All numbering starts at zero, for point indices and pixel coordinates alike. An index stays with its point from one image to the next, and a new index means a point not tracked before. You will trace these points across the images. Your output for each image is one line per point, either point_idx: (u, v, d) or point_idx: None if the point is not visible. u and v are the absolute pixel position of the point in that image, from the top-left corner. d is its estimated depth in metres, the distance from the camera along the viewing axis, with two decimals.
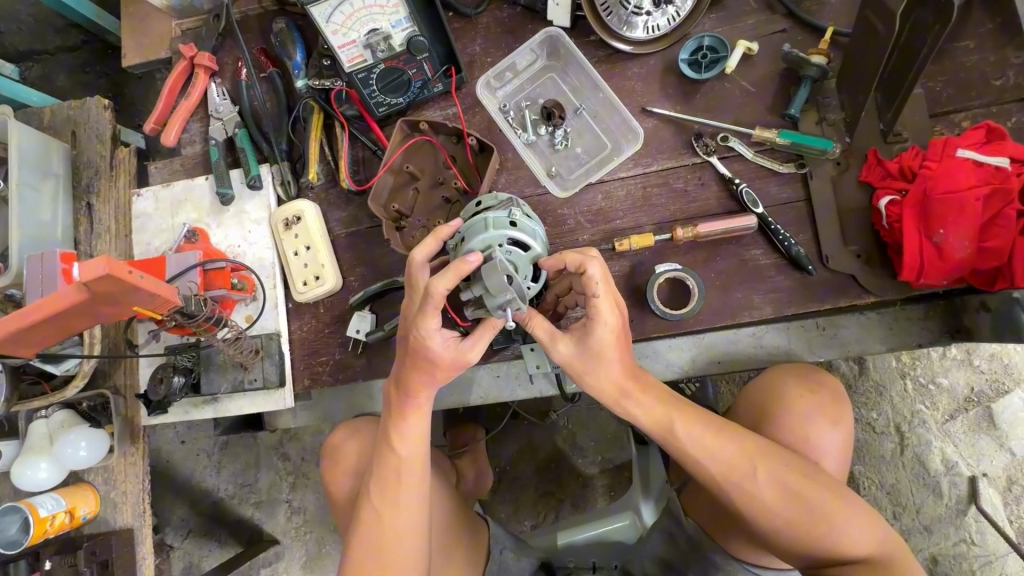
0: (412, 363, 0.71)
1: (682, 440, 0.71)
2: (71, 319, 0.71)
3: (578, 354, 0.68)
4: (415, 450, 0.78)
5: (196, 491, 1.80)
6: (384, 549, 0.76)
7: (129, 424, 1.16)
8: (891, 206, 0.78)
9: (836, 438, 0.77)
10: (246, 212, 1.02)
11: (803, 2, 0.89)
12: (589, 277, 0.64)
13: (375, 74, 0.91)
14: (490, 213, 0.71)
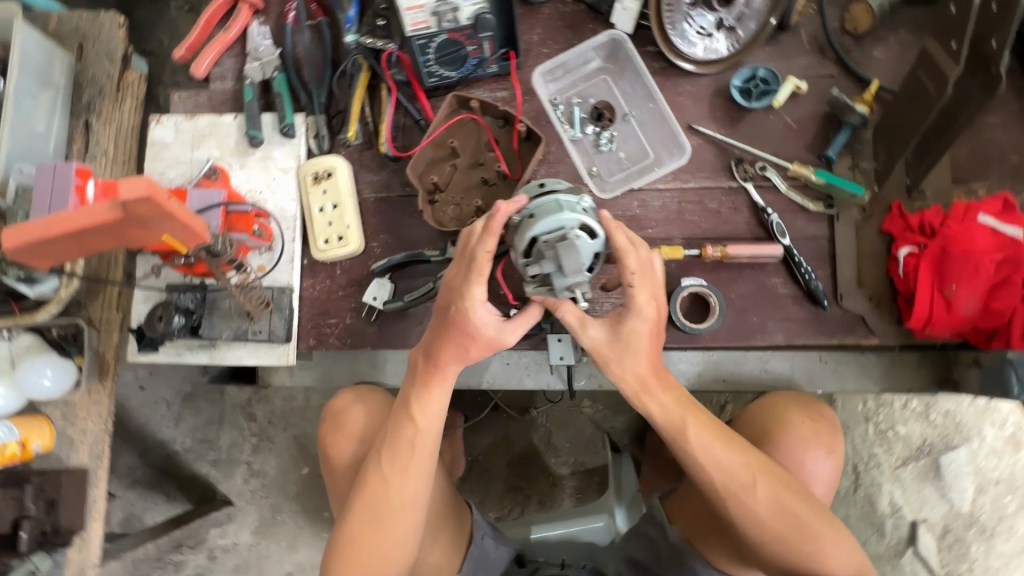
0: (455, 334, 0.72)
1: (691, 445, 0.72)
2: (84, 241, 0.66)
3: (608, 340, 0.69)
4: (433, 428, 0.80)
5: (149, 439, 1.73)
6: (385, 517, 0.79)
7: (101, 358, 1.09)
8: (909, 257, 0.83)
9: (828, 465, 0.81)
10: (273, 159, 0.98)
11: (852, 53, 0.93)
12: (626, 263, 0.65)
13: (435, 43, 0.90)
14: (561, 195, 0.67)
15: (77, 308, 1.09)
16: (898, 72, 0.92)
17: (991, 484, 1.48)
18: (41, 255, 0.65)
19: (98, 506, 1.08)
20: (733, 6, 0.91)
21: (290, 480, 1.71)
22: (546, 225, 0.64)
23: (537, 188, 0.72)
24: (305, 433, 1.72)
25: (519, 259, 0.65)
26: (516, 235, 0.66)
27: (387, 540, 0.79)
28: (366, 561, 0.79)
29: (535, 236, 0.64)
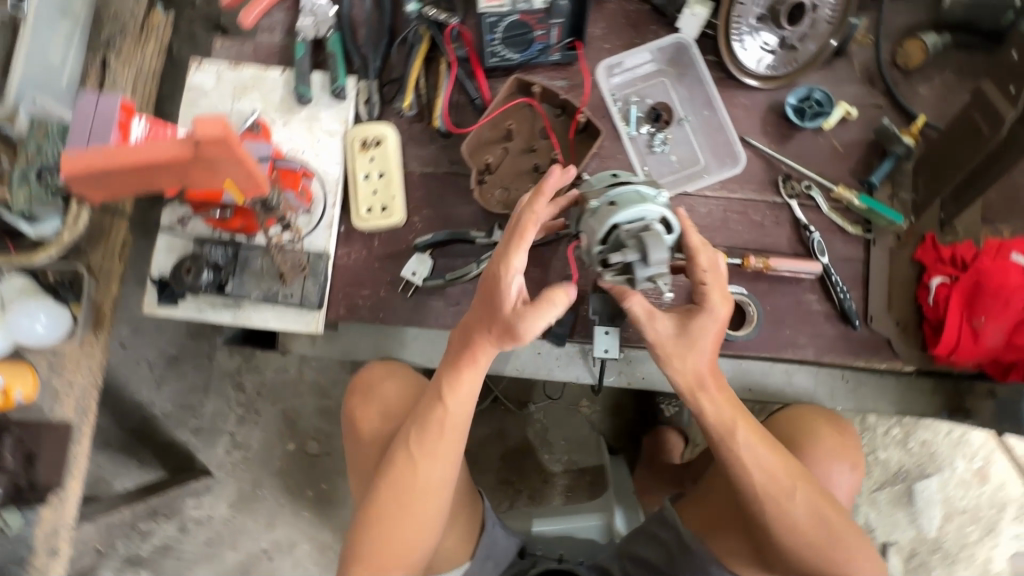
0: (495, 311, 0.72)
1: (738, 446, 0.76)
2: (139, 179, 0.61)
3: (674, 335, 0.75)
4: (465, 409, 0.78)
5: (124, 402, 1.58)
6: (409, 495, 0.78)
7: (98, 310, 1.04)
8: (941, 287, 0.87)
9: (854, 482, 0.84)
10: (320, 120, 0.95)
11: (900, 87, 0.96)
12: (699, 264, 0.71)
13: (505, 23, 0.88)
14: (640, 187, 0.69)
15: (73, 255, 1.04)
16: (942, 110, 0.96)
17: (958, 513, 1.55)
18: (99, 187, 0.60)
19: (78, 462, 1.02)
20: (800, 25, 0.92)
21: (274, 455, 1.65)
22: (628, 214, 0.65)
23: (609, 177, 0.74)
24: (294, 408, 1.66)
25: (596, 245, 0.67)
26: (594, 221, 0.68)
27: (410, 520, 0.78)
28: (389, 541, 0.77)
29: (616, 224, 0.65)
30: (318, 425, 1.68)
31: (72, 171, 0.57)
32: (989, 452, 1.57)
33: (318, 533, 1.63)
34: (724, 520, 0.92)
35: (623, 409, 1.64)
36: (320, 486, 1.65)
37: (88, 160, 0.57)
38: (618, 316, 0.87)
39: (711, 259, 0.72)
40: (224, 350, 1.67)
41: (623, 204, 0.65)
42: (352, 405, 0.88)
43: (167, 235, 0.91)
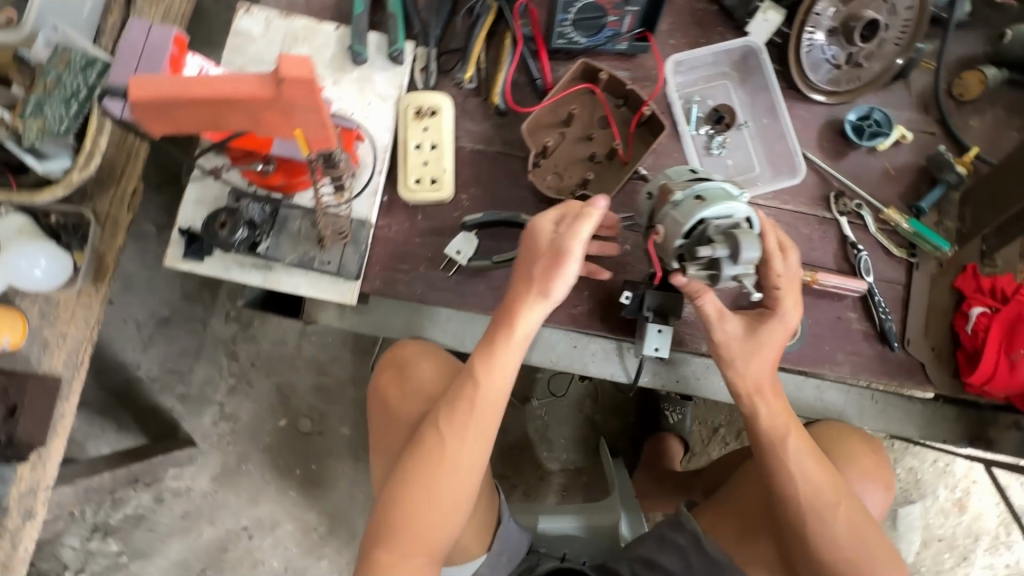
0: (535, 274, 0.72)
1: (788, 455, 0.79)
2: (209, 117, 0.57)
3: (742, 337, 0.80)
4: (503, 388, 0.76)
5: (105, 361, 1.44)
6: (435, 471, 0.73)
7: (100, 260, 0.96)
8: (980, 317, 0.88)
9: (880, 499, 0.91)
10: (372, 82, 0.90)
11: (953, 117, 0.97)
12: (775, 270, 0.76)
13: (580, 4, 0.84)
14: (724, 185, 0.73)
15: (77, 197, 0.95)
16: (992, 144, 0.97)
17: (935, 540, 1.59)
18: (168, 118, 0.56)
19: (63, 421, 0.93)
20: (872, 42, 0.91)
21: (264, 430, 1.50)
22: (718, 211, 0.69)
23: (689, 171, 0.77)
24: (289, 382, 1.52)
25: (681, 237, 0.70)
26: (679, 214, 0.71)
27: (434, 499, 0.73)
28: (412, 519, 0.73)
29: (704, 219, 0.69)
30: (313, 403, 1.52)
31: (144, 96, 0.53)
32: (970, 483, 1.61)
33: (303, 513, 1.49)
34: (749, 533, 0.93)
35: (625, 410, 1.57)
36: (311, 465, 1.50)
37: (160, 87, 0.53)
38: (671, 315, 0.86)
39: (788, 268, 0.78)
40: (220, 315, 1.50)
41: (713, 202, 0.69)
42: (383, 380, 0.87)
43: (199, 181, 0.86)
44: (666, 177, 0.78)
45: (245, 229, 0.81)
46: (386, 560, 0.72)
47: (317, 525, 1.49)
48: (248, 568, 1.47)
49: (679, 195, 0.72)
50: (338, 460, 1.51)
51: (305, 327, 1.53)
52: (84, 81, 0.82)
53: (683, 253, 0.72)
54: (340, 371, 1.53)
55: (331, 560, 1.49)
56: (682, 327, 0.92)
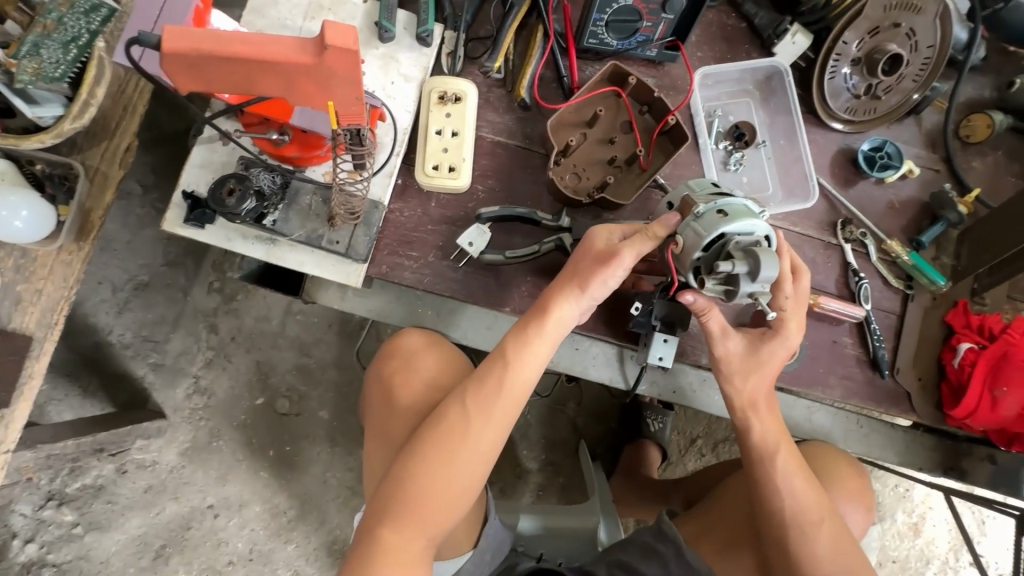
0: (578, 274, 0.75)
1: (776, 470, 0.80)
2: (238, 77, 0.54)
3: (743, 353, 0.81)
4: (532, 378, 0.77)
5: (76, 323, 1.36)
6: (451, 452, 0.73)
7: (87, 216, 0.90)
8: (969, 352, 0.91)
9: (860, 519, 0.94)
10: (397, 61, 0.88)
11: (958, 156, 1.00)
12: (783, 292, 0.77)
13: (617, 5, 0.84)
14: (747, 201, 0.74)
15: (66, 149, 0.90)
16: (991, 187, 1.00)
17: (890, 562, 1.65)
18: (198, 75, 0.54)
19: (29, 383, 0.87)
20: (892, 76, 0.93)
21: (239, 407, 1.45)
22: (740, 226, 0.70)
23: (711, 184, 0.78)
24: (269, 359, 1.47)
25: (701, 250, 0.71)
26: (700, 226, 0.71)
27: (445, 481, 0.72)
28: (419, 499, 0.72)
29: (725, 233, 0.70)
30: (293, 383, 1.48)
31: (177, 49, 0.50)
32: (926, 509, 1.68)
33: (273, 496, 1.44)
34: (731, 548, 0.94)
35: (607, 415, 1.57)
36: (285, 447, 1.46)
37: (194, 40, 0.51)
38: (677, 326, 0.87)
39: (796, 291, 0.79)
40: (203, 284, 1.45)
41: (733, 216, 0.70)
42: (387, 370, 0.87)
43: (207, 144, 0.83)
44: (687, 188, 0.78)
45: (254, 200, 0.77)
46: (388, 542, 0.70)
47: (287, 508, 1.45)
48: (211, 548, 1.41)
49: (700, 207, 0.72)
50: (314, 443, 1.47)
51: (291, 306, 1.48)
52: (87, 26, 0.81)
53: (701, 265, 0.73)
54: (323, 353, 1.49)
55: (298, 546, 1.44)
56: (685, 339, 0.92)
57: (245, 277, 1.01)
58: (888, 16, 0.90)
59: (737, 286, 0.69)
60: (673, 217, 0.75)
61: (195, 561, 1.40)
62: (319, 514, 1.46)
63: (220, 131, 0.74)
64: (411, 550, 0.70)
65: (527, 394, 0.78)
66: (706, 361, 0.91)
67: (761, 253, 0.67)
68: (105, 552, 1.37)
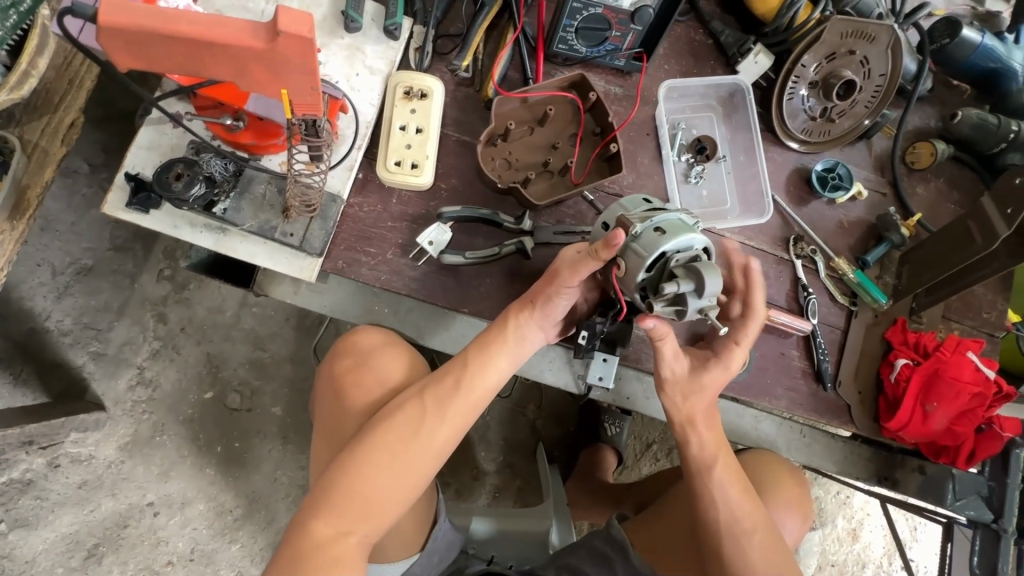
0: (536, 287, 0.77)
1: (713, 481, 0.82)
2: (182, 58, 0.52)
3: (686, 375, 0.83)
4: (493, 385, 0.78)
5: (10, 307, 1.28)
6: (401, 450, 0.72)
7: (21, 193, 0.85)
8: (904, 367, 0.95)
9: (798, 529, 0.97)
10: (363, 53, 0.86)
11: (903, 181, 1.05)
12: (744, 330, 0.81)
13: (586, 13, 0.84)
14: (681, 214, 0.75)
15: (3, 121, 0.85)
16: (932, 212, 1.05)
17: (829, 565, 1.72)
18: (139, 54, 0.51)
19: None
20: (846, 101, 0.97)
21: (186, 401, 1.39)
22: (679, 243, 0.71)
23: (643, 202, 0.79)
24: (220, 352, 1.41)
25: (645, 271, 0.72)
26: (641, 247, 0.72)
27: (390, 479, 0.71)
28: (361, 494, 0.70)
29: (665, 252, 0.72)
30: (245, 377, 1.42)
31: (115, 23, 0.48)
32: (864, 515, 1.76)
33: (219, 494, 1.39)
34: (675, 552, 0.96)
35: (566, 419, 1.58)
36: (234, 444, 1.41)
37: (134, 15, 0.48)
38: (616, 346, 0.89)
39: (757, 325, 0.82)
40: (152, 271, 1.38)
41: (671, 232, 0.71)
42: (339, 368, 0.85)
43: (157, 124, 0.79)
44: (621, 207, 0.79)
45: (203, 185, 0.75)
46: (324, 539, 0.68)
47: (233, 507, 1.39)
48: (149, 548, 1.34)
49: (640, 225, 0.73)
50: (265, 440, 1.42)
51: (247, 297, 1.43)
52: None
53: (646, 286, 0.74)
54: (279, 347, 1.44)
55: (243, 546, 1.39)
56: (636, 345, 0.93)
57: (193, 266, 0.97)
58: (845, 43, 0.93)
59: (684, 305, 0.71)
60: (621, 235, 0.68)
61: (131, 561, 1.33)
62: (267, 513, 1.41)
63: (168, 114, 0.70)
64: (346, 546, 0.69)
65: (484, 401, 0.78)
66: None
67: (701, 271, 0.69)
68: (31, 550, 1.29)
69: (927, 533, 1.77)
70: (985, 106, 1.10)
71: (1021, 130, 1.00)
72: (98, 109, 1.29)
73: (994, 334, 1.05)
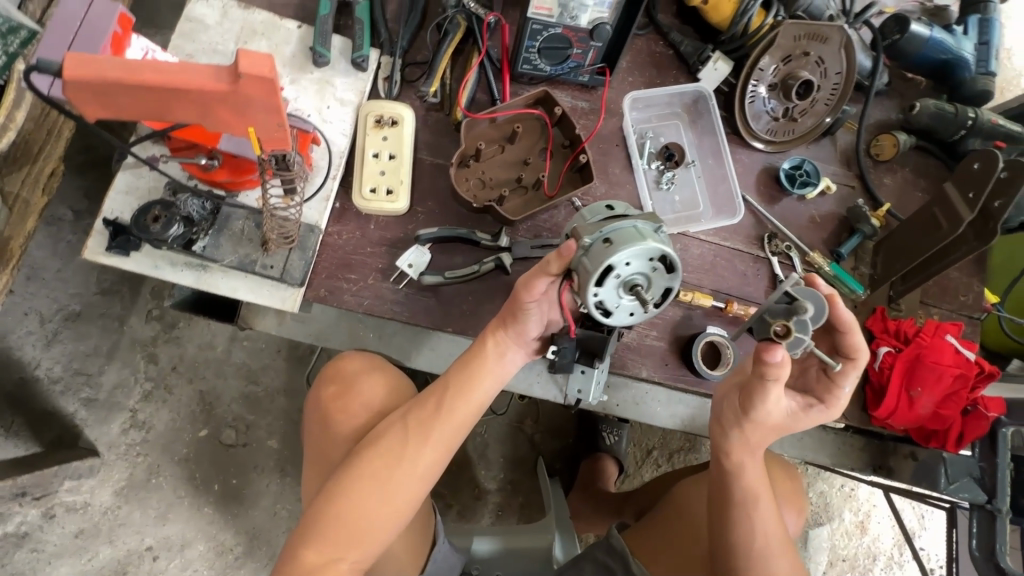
0: (506, 313, 0.78)
1: (755, 514, 0.80)
2: (149, 104, 0.54)
3: (785, 418, 0.78)
4: (475, 407, 0.79)
5: None
6: (389, 475, 0.73)
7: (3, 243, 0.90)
8: (887, 355, 0.96)
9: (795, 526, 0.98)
10: (333, 86, 0.89)
11: (870, 173, 1.08)
12: (849, 380, 0.76)
13: (546, 33, 0.87)
14: (638, 222, 0.73)
15: None
16: (901, 201, 1.08)
17: (839, 560, 1.71)
18: (105, 104, 0.53)
19: None
20: (806, 99, 1.00)
21: (181, 440, 1.38)
22: (627, 255, 0.70)
23: (605, 210, 0.78)
24: (213, 389, 1.41)
25: (594, 285, 0.71)
26: (590, 259, 0.71)
27: (379, 506, 0.72)
28: (353, 520, 0.71)
29: (613, 264, 0.70)
30: (239, 413, 1.41)
31: (81, 76, 0.50)
32: (871, 506, 1.75)
33: (218, 533, 1.37)
34: (677, 558, 0.95)
35: (564, 431, 1.57)
36: (231, 480, 1.40)
37: (100, 68, 0.50)
38: (596, 358, 0.89)
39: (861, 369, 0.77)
40: (140, 312, 1.38)
41: (618, 243, 0.69)
42: (326, 394, 0.85)
43: (132, 167, 0.81)
44: (583, 219, 0.79)
45: (180, 225, 0.76)
46: (314, 567, 0.69)
47: (233, 545, 1.38)
48: None
49: (591, 236, 0.72)
50: (263, 475, 1.41)
51: (236, 332, 1.43)
52: (4, 48, 0.84)
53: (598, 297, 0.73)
54: (271, 380, 1.44)
55: None
56: (621, 352, 0.94)
57: (176, 304, 0.98)
58: (798, 45, 0.97)
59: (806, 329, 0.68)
60: (569, 245, 0.72)
61: None
62: (269, 549, 1.39)
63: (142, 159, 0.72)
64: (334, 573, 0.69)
65: (468, 424, 0.79)
66: (646, 373, 0.93)
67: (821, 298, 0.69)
68: None
69: (933, 520, 1.76)
70: (942, 96, 1.13)
71: (978, 116, 1.04)
72: (79, 155, 1.30)
73: (973, 316, 1.06)
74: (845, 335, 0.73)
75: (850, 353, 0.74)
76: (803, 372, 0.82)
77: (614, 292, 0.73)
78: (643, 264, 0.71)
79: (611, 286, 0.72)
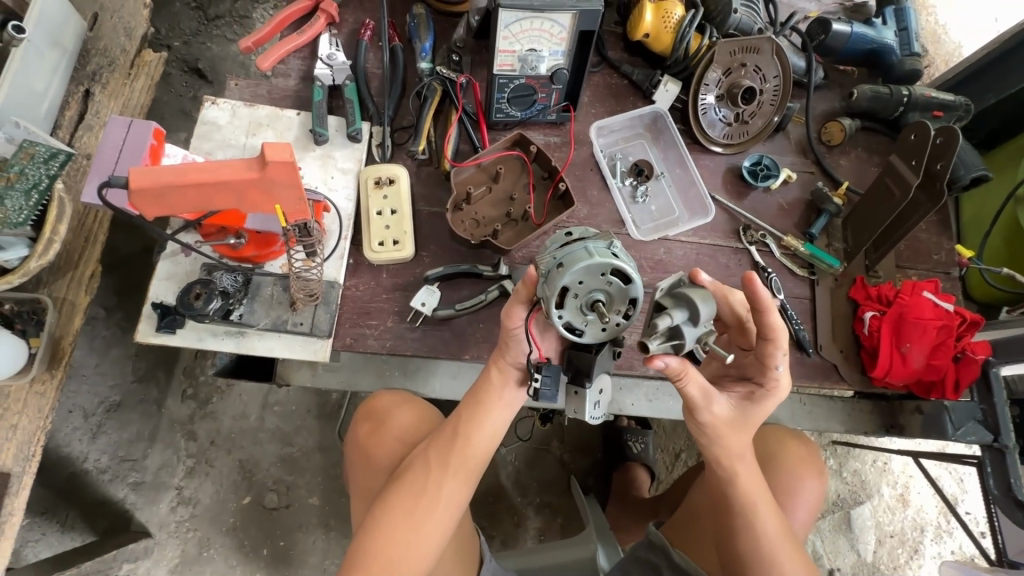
0: (500, 352, 0.85)
1: (759, 516, 0.85)
2: (189, 201, 0.67)
3: (731, 413, 0.84)
4: (490, 434, 0.87)
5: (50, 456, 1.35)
6: (417, 502, 0.82)
7: (57, 343, 1.00)
8: (874, 319, 1.03)
9: (810, 508, 1.02)
10: (334, 159, 1.01)
11: (826, 157, 1.18)
12: (776, 359, 0.81)
13: (513, 84, 1.00)
14: (589, 244, 0.74)
15: (33, 286, 1.02)
16: (859, 177, 1.17)
17: (887, 537, 1.71)
18: (161, 204, 0.67)
19: None
20: (753, 103, 1.10)
21: (227, 510, 1.44)
22: (578, 276, 0.72)
23: (565, 236, 0.80)
24: (251, 457, 1.47)
25: (556, 310, 0.74)
26: (547, 286, 0.74)
27: (398, 548, 0.79)
28: (390, 546, 0.79)
29: (567, 286, 0.73)
30: (278, 475, 1.47)
31: (143, 187, 0.63)
32: (908, 478, 1.75)
33: None
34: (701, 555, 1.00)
35: (591, 446, 1.62)
36: (279, 543, 1.44)
37: (154, 177, 0.64)
38: (584, 379, 0.84)
39: (789, 348, 0.82)
40: (176, 393, 1.47)
41: (567, 265, 0.72)
42: (362, 432, 0.95)
43: (169, 257, 0.91)
44: (545, 248, 0.81)
45: (219, 299, 0.86)
46: None
47: None
48: None
49: (546, 262, 0.75)
50: (308, 532, 1.46)
51: (267, 399, 1.50)
52: (47, 171, 0.96)
53: (562, 318, 0.75)
54: (305, 440, 1.50)
55: None
56: (628, 354, 1.02)
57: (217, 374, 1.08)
58: (737, 59, 1.07)
59: (681, 333, 0.71)
60: (530, 270, 0.76)
61: None
62: None
63: (181, 244, 0.82)
64: None
65: (479, 458, 0.86)
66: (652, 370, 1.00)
67: (693, 297, 0.71)
68: None
69: (972, 482, 1.76)
70: (876, 79, 1.25)
71: (912, 92, 1.14)
72: None
73: (948, 272, 1.14)
74: (761, 315, 0.78)
75: (770, 334, 0.80)
76: (739, 363, 0.89)
77: (577, 312, 0.75)
78: (597, 280, 0.73)
79: (569, 311, 0.75)
